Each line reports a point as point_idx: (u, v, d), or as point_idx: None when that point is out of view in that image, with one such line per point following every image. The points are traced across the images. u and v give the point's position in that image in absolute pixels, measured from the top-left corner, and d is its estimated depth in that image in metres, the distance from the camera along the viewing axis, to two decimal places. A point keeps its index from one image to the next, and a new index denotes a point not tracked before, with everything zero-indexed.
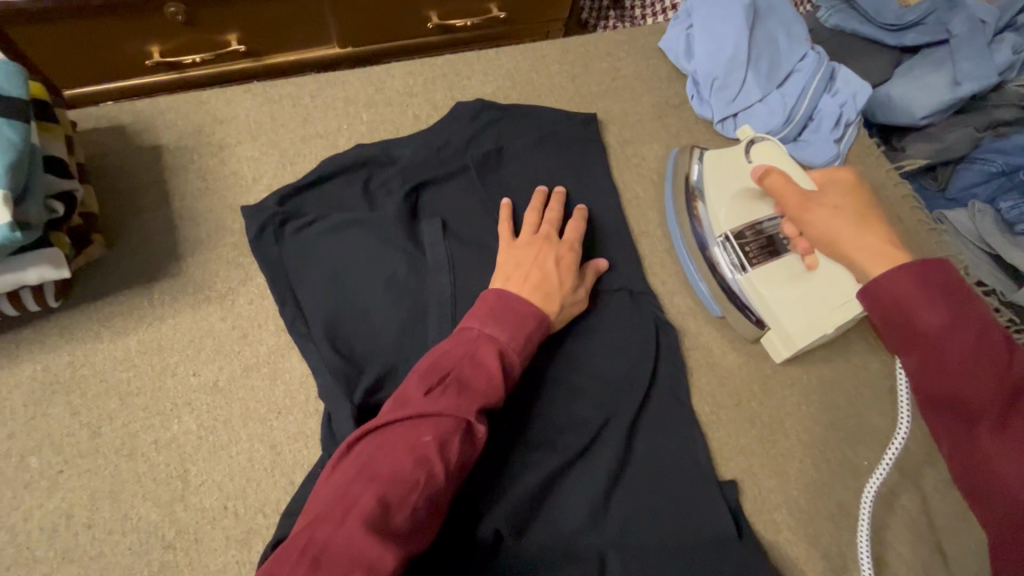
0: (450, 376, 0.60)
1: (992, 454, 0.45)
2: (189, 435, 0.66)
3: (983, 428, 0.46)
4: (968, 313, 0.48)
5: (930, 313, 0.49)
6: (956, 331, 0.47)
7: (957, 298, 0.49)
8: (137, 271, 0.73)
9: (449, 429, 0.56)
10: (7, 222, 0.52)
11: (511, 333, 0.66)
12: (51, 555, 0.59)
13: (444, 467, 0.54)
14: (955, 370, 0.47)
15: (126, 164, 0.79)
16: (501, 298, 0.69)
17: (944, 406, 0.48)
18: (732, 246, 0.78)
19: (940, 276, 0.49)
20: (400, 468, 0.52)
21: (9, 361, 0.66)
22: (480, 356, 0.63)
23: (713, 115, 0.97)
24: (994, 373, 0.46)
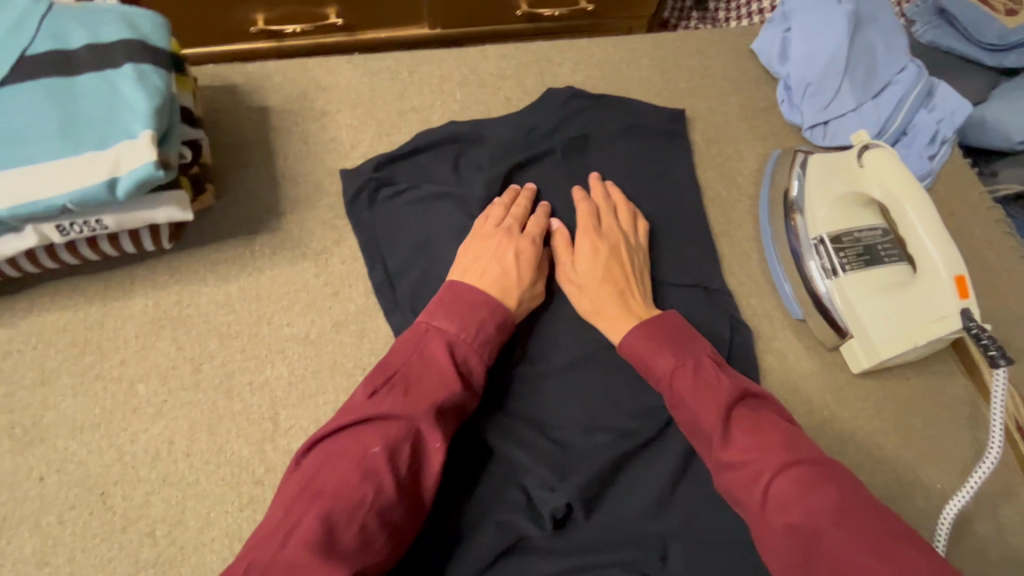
0: (397, 378, 0.60)
1: (738, 473, 0.57)
2: (281, 380, 0.69)
3: (719, 447, 0.59)
4: (688, 352, 0.66)
5: (663, 355, 0.66)
6: (679, 369, 0.64)
7: (671, 340, 0.68)
8: (242, 223, 0.77)
9: (399, 435, 0.56)
10: (152, 161, 0.56)
11: (465, 325, 0.66)
12: (153, 477, 0.63)
13: (397, 474, 0.54)
14: (685, 396, 0.63)
15: (234, 121, 0.83)
16: (452, 292, 0.69)
17: (693, 432, 0.62)
18: (827, 249, 0.78)
19: (661, 324, 0.69)
20: (346, 483, 0.51)
21: (123, 294, 0.71)
22: (430, 354, 0.63)
23: (804, 121, 0.95)
24: (702, 398, 0.61)
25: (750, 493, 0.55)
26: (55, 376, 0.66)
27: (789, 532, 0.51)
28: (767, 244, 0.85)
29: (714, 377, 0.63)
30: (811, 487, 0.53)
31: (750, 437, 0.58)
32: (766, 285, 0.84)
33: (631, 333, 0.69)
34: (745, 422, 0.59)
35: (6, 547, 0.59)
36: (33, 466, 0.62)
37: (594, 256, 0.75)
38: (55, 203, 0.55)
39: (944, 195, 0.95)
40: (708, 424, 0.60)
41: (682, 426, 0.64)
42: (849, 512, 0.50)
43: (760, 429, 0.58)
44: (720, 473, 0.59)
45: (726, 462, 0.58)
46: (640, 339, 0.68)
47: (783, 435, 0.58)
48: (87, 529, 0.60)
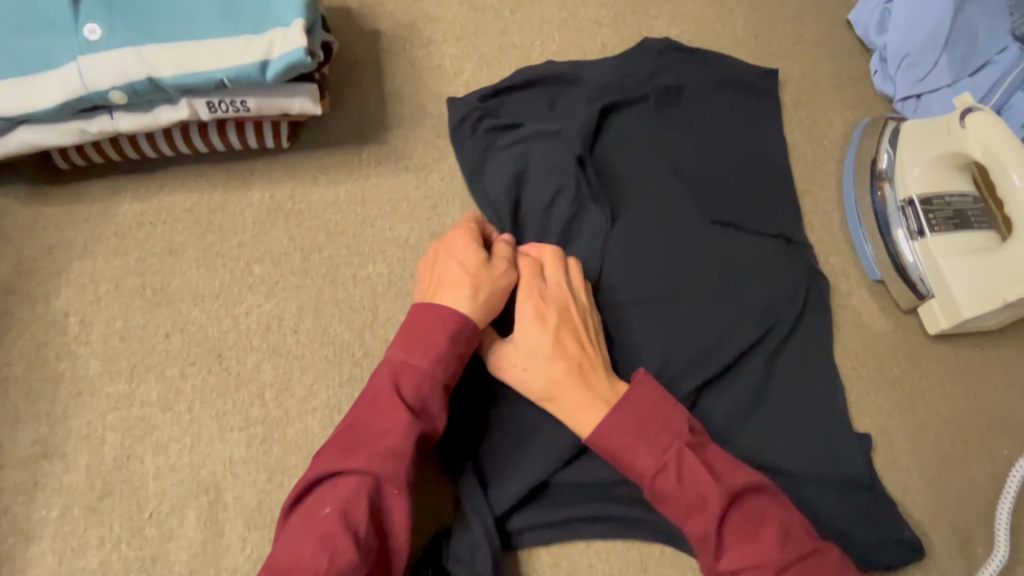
0: (342, 434, 0.56)
1: None
2: (381, 277, 0.74)
3: (710, 553, 0.55)
4: (666, 443, 0.57)
5: (641, 452, 0.57)
6: (661, 471, 0.56)
7: (646, 428, 0.58)
8: (352, 134, 0.81)
9: (352, 493, 0.52)
10: (303, 47, 0.61)
11: (417, 351, 0.60)
12: (264, 346, 0.69)
13: (356, 537, 0.50)
14: (670, 500, 0.56)
15: (347, 41, 0.88)
16: (410, 317, 0.62)
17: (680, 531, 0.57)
18: (915, 210, 0.80)
19: (631, 410, 0.59)
20: (301, 557, 0.49)
21: (244, 185, 0.76)
22: (378, 392, 0.58)
23: (896, 93, 0.96)
24: (689, 501, 0.55)
25: None
26: (181, 248, 0.72)
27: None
28: (850, 206, 0.86)
29: (699, 471, 0.56)
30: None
31: (744, 544, 0.54)
32: (846, 245, 0.85)
33: (601, 424, 0.59)
34: (738, 521, 0.55)
35: (136, 389, 0.65)
36: (161, 323, 0.68)
37: (540, 325, 0.64)
38: (215, 76, 0.61)
39: None
40: (694, 532, 0.55)
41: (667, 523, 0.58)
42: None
43: (752, 530, 0.54)
44: None
45: (719, 571, 0.54)
46: (613, 436, 0.58)
47: (776, 533, 0.54)
48: (205, 383, 0.66)
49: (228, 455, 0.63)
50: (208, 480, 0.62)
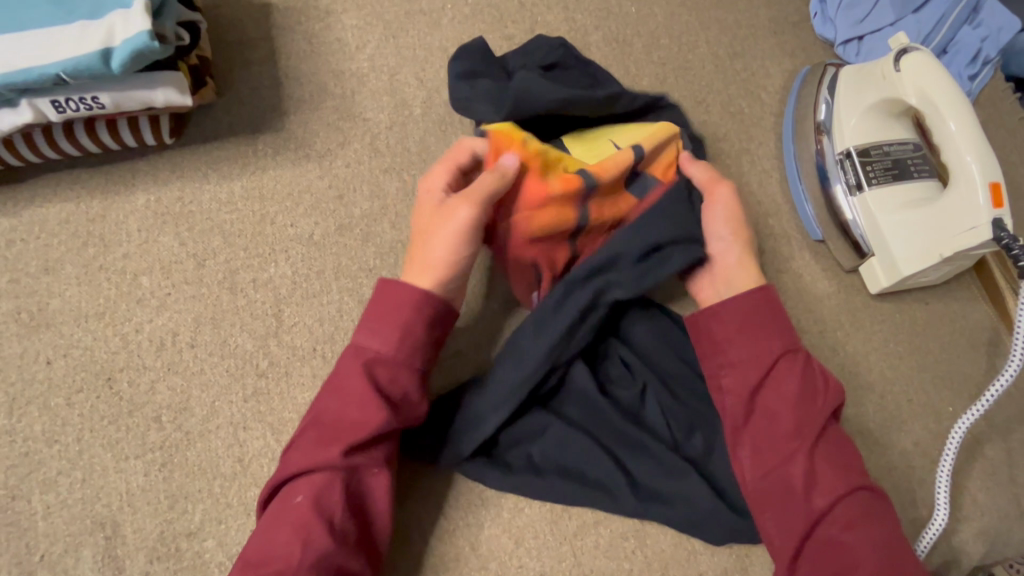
0: (312, 425, 0.55)
1: (805, 477, 0.56)
2: (285, 279, 0.68)
3: (800, 446, 0.57)
4: (797, 344, 0.61)
5: (777, 335, 0.61)
6: (789, 359, 0.60)
7: (776, 321, 0.62)
8: (245, 122, 0.74)
9: (324, 485, 0.52)
10: (147, 30, 0.54)
11: (386, 339, 0.56)
12: (158, 365, 0.63)
13: (330, 524, 0.51)
14: (787, 382, 0.59)
15: (234, 17, 0.79)
16: (375, 300, 0.58)
17: (772, 418, 0.58)
18: (853, 163, 0.76)
19: (776, 304, 0.63)
20: (276, 545, 0.51)
21: (124, 189, 0.69)
22: (346, 378, 0.55)
23: (836, 36, 0.89)
24: (798, 399, 0.58)
25: (816, 497, 0.55)
26: (59, 264, 0.66)
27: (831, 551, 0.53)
28: (790, 163, 0.81)
29: (821, 376, 0.60)
30: (873, 520, 0.54)
31: (828, 455, 0.57)
32: (786, 205, 0.80)
33: (737, 298, 0.62)
34: (835, 436, 0.58)
35: (17, 424, 0.60)
36: (40, 349, 0.63)
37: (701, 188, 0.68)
38: (49, 71, 0.53)
39: (982, 118, 0.88)
40: (786, 422, 0.58)
41: (755, 408, 0.60)
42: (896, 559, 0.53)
43: (839, 453, 0.57)
44: (788, 471, 0.56)
45: (799, 459, 0.56)
46: (750, 309, 0.62)
47: (857, 465, 0.58)
48: (95, 411, 0.61)
49: (124, 486, 0.59)
50: (104, 515, 0.58)
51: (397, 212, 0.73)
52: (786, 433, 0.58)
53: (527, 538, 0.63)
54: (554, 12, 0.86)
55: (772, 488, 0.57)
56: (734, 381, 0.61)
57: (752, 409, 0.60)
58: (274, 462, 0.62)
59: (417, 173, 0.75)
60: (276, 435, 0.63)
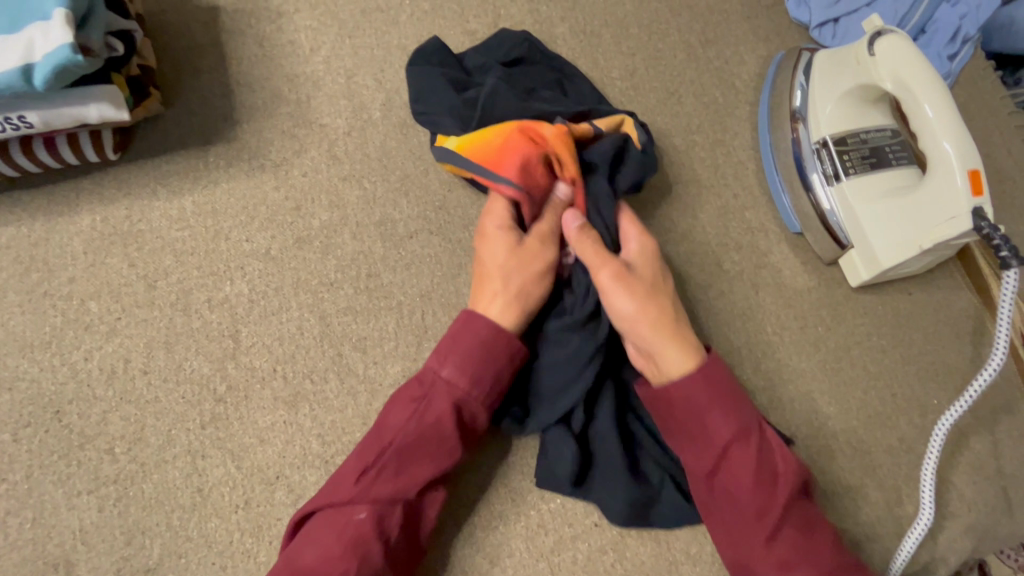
0: (388, 450, 0.55)
1: (770, 561, 0.56)
2: (242, 297, 0.66)
3: (762, 532, 0.56)
4: (749, 419, 0.58)
5: (725, 421, 0.57)
6: (742, 440, 0.57)
7: (727, 402, 0.58)
8: (195, 133, 0.71)
9: (389, 507, 0.54)
10: (69, 43, 0.50)
11: (477, 379, 0.57)
12: (110, 395, 0.61)
13: (387, 545, 0.54)
14: (744, 471, 0.57)
15: (180, 23, 0.75)
16: (463, 320, 0.59)
17: (736, 507, 0.57)
18: (829, 152, 0.74)
19: (722, 377, 0.59)
20: (328, 561, 0.52)
21: (68, 209, 0.66)
22: (432, 410, 0.56)
23: (812, 19, 0.86)
24: (754, 485, 0.56)
25: None
26: (1, 293, 0.62)
27: None
28: (766, 153, 0.79)
29: (776, 450, 0.58)
30: None
31: (793, 538, 0.56)
32: (763, 197, 0.78)
33: (676, 386, 0.58)
34: (798, 513, 0.57)
35: None
36: None
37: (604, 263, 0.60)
38: None
39: (963, 99, 0.86)
40: (748, 511, 0.56)
41: (715, 495, 0.58)
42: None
43: (803, 530, 0.56)
44: (755, 556, 0.56)
45: (766, 545, 0.56)
46: (700, 394, 0.58)
47: (824, 539, 0.57)
48: (44, 447, 0.58)
49: (77, 523, 0.57)
50: (58, 555, 0.56)
51: (358, 222, 0.70)
52: (743, 520, 0.57)
53: (502, 557, 0.61)
54: (517, 4, 0.83)
55: (740, 564, 0.58)
56: (692, 464, 0.59)
57: (712, 495, 0.58)
58: (235, 490, 0.59)
59: (378, 181, 0.72)
60: (237, 462, 0.60)
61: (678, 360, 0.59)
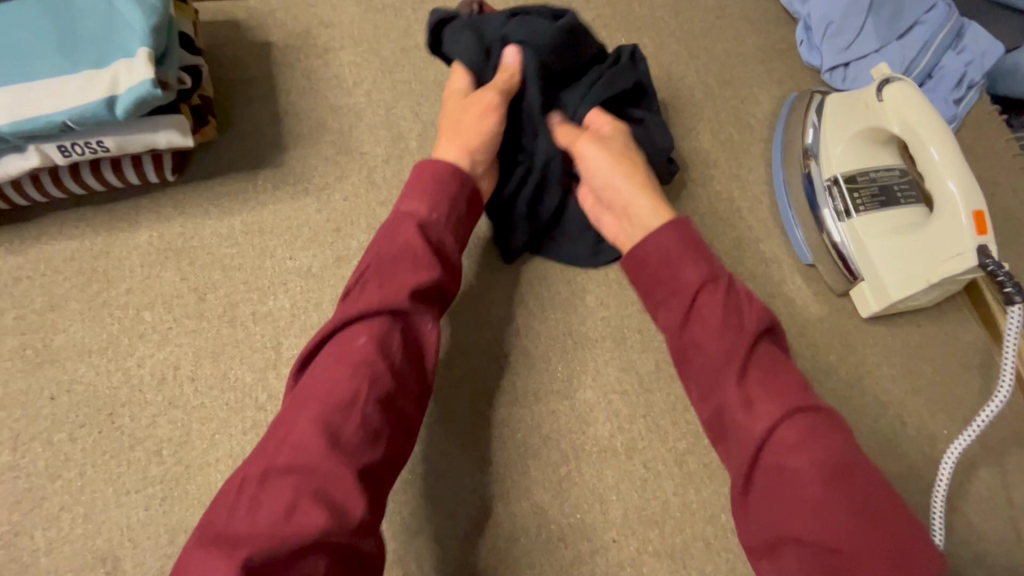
0: (370, 272, 0.59)
1: (738, 402, 0.55)
2: (284, 311, 0.70)
3: (728, 375, 0.56)
4: (717, 272, 0.61)
5: (690, 268, 0.61)
6: (707, 288, 0.60)
7: (694, 249, 0.62)
8: (246, 158, 0.76)
9: (386, 328, 0.56)
10: (149, 78, 0.56)
11: (435, 206, 0.64)
12: (159, 399, 0.65)
13: (391, 360, 0.55)
14: (710, 316, 0.59)
15: (236, 57, 0.82)
16: (417, 170, 0.66)
17: (705, 357, 0.58)
18: (840, 189, 0.78)
19: (690, 235, 0.63)
20: (336, 384, 0.52)
21: (128, 226, 0.71)
22: (402, 235, 0.61)
23: (823, 63, 0.91)
24: (720, 328, 0.58)
25: (754, 424, 0.54)
26: (63, 301, 0.67)
27: (774, 473, 0.52)
28: (779, 187, 0.83)
29: (743, 299, 0.60)
30: (816, 433, 0.52)
31: (759, 376, 0.55)
32: (776, 229, 0.82)
33: (652, 237, 0.64)
34: (766, 360, 0.57)
35: (21, 459, 0.61)
36: (45, 385, 0.64)
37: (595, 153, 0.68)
38: (57, 119, 0.56)
39: (970, 141, 0.90)
40: (717, 355, 0.57)
41: (689, 352, 0.60)
42: (843, 467, 0.50)
43: (771, 372, 0.56)
44: (725, 406, 0.56)
45: (735, 388, 0.55)
46: (668, 245, 0.63)
47: (795, 382, 0.56)
48: (97, 446, 0.62)
49: (125, 521, 0.60)
50: (106, 550, 0.59)
51: None
52: (712, 362, 0.57)
53: (523, 568, 0.63)
54: None
55: (714, 421, 0.57)
56: (666, 320, 0.62)
57: (686, 348, 0.60)
58: None
59: None
60: None
61: (658, 220, 0.65)
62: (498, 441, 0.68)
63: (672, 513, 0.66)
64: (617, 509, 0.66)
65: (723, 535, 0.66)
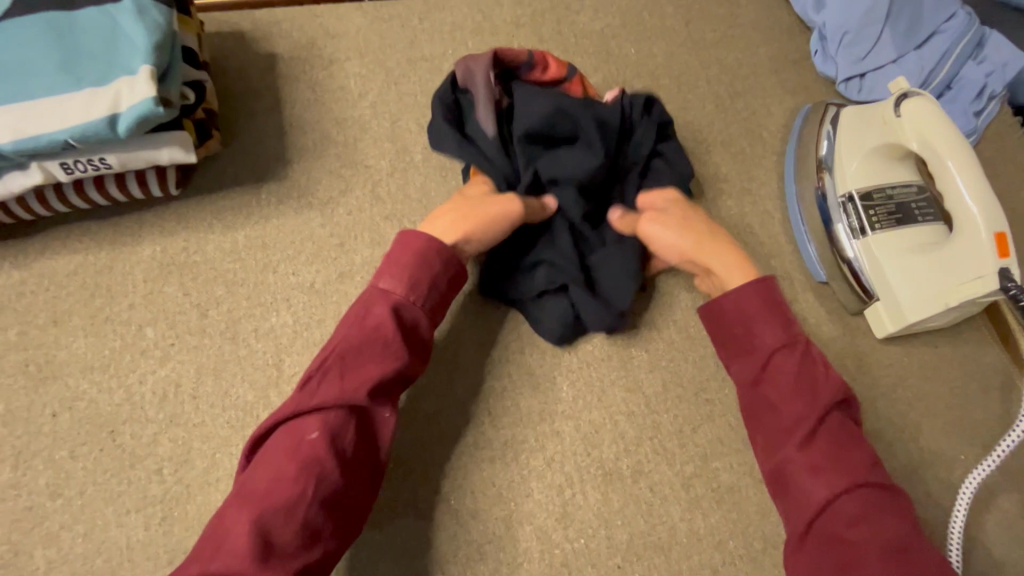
0: (333, 358, 0.57)
1: (804, 467, 0.55)
2: (286, 328, 0.69)
3: (799, 440, 0.56)
4: (798, 339, 0.61)
5: (768, 332, 0.62)
6: (786, 352, 0.60)
7: (777, 315, 0.62)
8: (250, 172, 0.76)
9: (340, 422, 0.54)
10: (152, 96, 0.55)
11: (411, 285, 0.61)
12: (160, 418, 0.64)
13: (341, 457, 0.53)
14: (785, 378, 0.59)
15: (241, 69, 0.81)
16: (399, 240, 0.63)
17: (776, 418, 0.58)
18: (855, 206, 0.75)
19: (773, 299, 0.63)
20: (279, 482, 0.51)
21: (131, 240, 0.71)
22: (372, 317, 0.59)
23: (838, 74, 0.89)
24: (795, 393, 0.58)
25: (816, 489, 0.54)
26: (66, 317, 0.67)
27: (831, 542, 0.52)
28: (792, 202, 0.81)
29: (822, 369, 0.59)
30: (880, 512, 0.52)
31: (830, 446, 0.55)
32: (788, 246, 0.80)
33: (730, 296, 0.64)
34: (838, 431, 0.56)
35: (23, 477, 0.61)
36: (47, 402, 0.64)
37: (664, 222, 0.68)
38: (58, 138, 0.55)
39: (990, 154, 0.87)
40: (792, 417, 0.57)
41: (759, 410, 0.60)
42: (902, 550, 0.50)
43: (841, 441, 0.56)
44: (789, 467, 0.56)
45: (799, 452, 0.56)
46: (749, 306, 0.63)
47: (865, 457, 0.55)
48: (97, 464, 0.62)
49: (124, 540, 0.60)
50: (105, 570, 0.58)
51: None
52: (785, 424, 0.58)
53: None
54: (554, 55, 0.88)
55: (776, 478, 0.57)
56: (739, 375, 0.63)
57: (754, 407, 0.60)
58: None
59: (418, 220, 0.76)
60: None
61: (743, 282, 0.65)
62: (501, 463, 0.66)
63: (678, 539, 0.65)
64: (621, 534, 0.65)
65: (731, 562, 0.65)
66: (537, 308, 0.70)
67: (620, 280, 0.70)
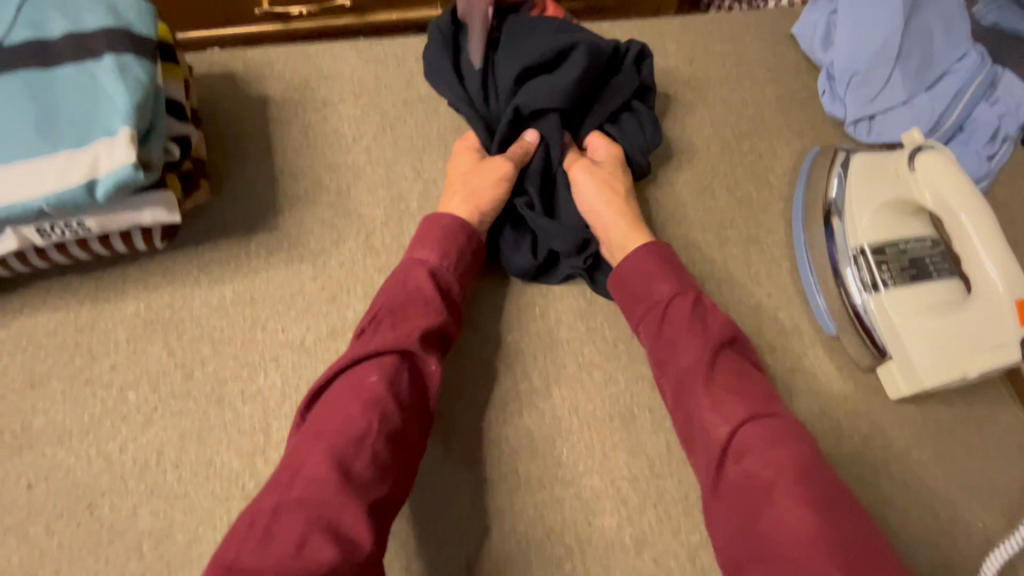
0: (383, 313, 0.61)
1: (709, 410, 0.56)
2: (275, 390, 0.66)
3: (700, 383, 0.57)
4: (690, 288, 0.65)
5: (662, 283, 0.65)
6: (681, 298, 0.63)
7: (672, 270, 0.66)
8: (239, 222, 0.73)
9: (395, 368, 0.57)
10: (131, 161, 0.53)
11: (443, 253, 0.66)
12: (141, 488, 0.61)
13: (398, 400, 0.55)
14: (681, 326, 0.61)
15: (232, 112, 0.79)
16: (425, 224, 0.69)
17: (678, 369, 0.60)
18: (868, 261, 0.73)
19: (666, 256, 0.67)
20: (349, 419, 0.52)
21: (114, 296, 0.68)
22: (412, 280, 0.64)
23: (846, 115, 0.86)
24: (693, 339, 0.60)
25: (718, 428, 0.55)
26: (44, 380, 0.64)
27: (740, 478, 0.52)
28: (801, 250, 0.78)
29: (715, 313, 0.63)
30: (781, 438, 0.53)
31: (727, 381, 0.57)
32: (797, 296, 0.77)
33: (629, 259, 0.67)
34: (735, 368, 0.59)
35: None
36: (22, 472, 0.61)
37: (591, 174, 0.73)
38: (32, 206, 0.52)
39: (1004, 198, 0.85)
40: (694, 359, 0.59)
41: (665, 363, 0.62)
42: (809, 473, 0.50)
43: (738, 375, 0.58)
44: (693, 411, 0.57)
45: (703, 393, 0.57)
46: (644, 264, 0.66)
47: (759, 389, 0.57)
48: (74, 540, 0.59)
49: None
50: None
51: None
52: (684, 369, 0.59)
53: None
54: None
55: (688, 431, 0.58)
56: (646, 335, 0.65)
57: (660, 359, 0.62)
58: None
59: None
60: None
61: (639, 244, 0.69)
62: (498, 533, 0.63)
63: None
64: None
65: None
66: (506, 240, 0.74)
67: (573, 199, 0.74)
